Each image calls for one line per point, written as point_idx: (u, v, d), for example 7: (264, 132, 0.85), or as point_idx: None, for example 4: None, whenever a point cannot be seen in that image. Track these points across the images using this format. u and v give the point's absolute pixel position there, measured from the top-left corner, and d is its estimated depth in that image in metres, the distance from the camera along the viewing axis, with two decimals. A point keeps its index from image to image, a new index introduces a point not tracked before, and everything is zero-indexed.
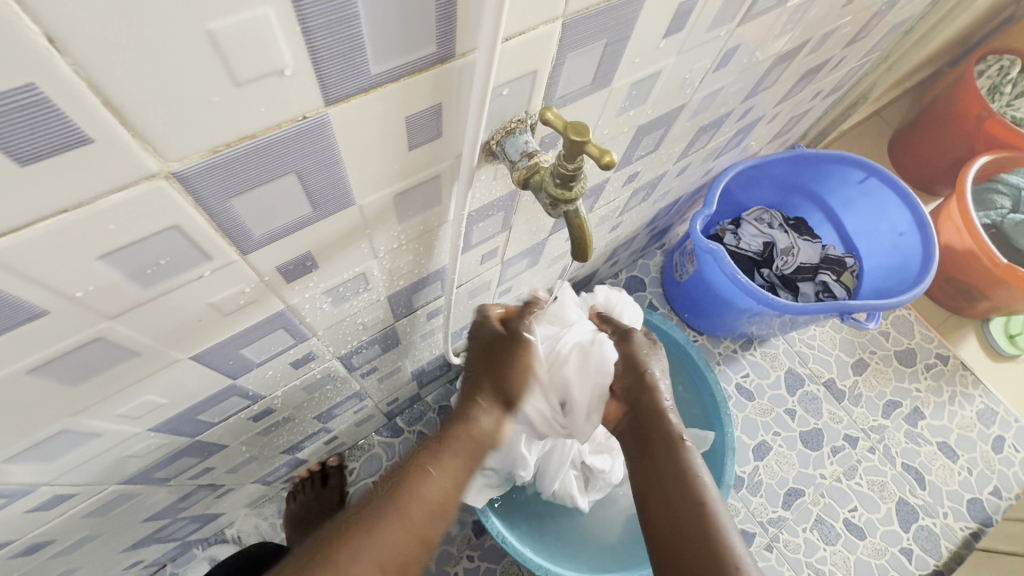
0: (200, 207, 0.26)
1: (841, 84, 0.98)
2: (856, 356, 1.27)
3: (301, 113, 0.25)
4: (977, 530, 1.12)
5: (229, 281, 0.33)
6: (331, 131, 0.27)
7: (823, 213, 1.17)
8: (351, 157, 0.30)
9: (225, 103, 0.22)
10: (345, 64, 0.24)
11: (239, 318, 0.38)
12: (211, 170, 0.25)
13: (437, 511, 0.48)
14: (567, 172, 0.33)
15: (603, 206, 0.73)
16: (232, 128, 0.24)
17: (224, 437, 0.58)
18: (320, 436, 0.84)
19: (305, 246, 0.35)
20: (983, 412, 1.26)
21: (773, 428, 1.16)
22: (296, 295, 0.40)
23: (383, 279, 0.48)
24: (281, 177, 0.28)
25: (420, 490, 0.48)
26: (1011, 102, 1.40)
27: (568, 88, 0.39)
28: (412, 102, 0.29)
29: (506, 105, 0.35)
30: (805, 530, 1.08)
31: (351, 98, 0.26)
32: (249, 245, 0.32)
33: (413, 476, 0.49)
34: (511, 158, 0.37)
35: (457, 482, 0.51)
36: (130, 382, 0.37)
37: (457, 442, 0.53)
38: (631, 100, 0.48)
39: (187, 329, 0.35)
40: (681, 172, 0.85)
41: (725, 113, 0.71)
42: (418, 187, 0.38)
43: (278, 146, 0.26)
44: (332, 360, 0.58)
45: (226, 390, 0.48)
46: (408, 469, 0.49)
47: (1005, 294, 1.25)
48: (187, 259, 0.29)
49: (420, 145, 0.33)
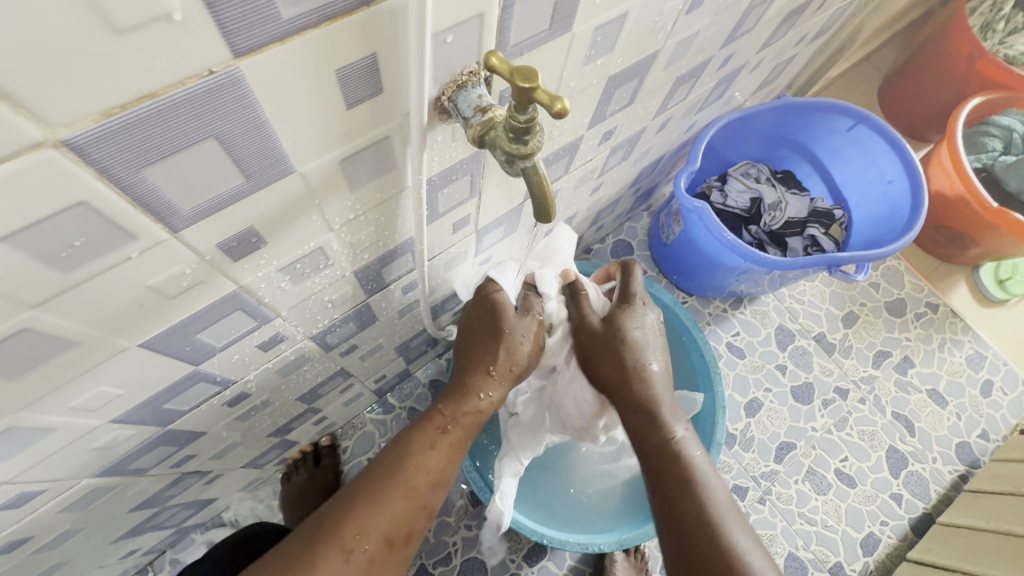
0: (107, 179, 0.24)
1: (827, 26, 0.94)
2: (846, 309, 1.27)
3: (206, 68, 0.22)
4: (965, 472, 1.14)
5: (165, 261, 0.31)
6: (247, 87, 0.25)
7: (811, 165, 1.14)
8: (279, 118, 0.27)
9: (111, 58, 0.20)
10: (249, 6, 0.21)
11: (187, 301, 0.36)
12: (109, 136, 0.22)
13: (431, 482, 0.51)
14: (520, 124, 0.30)
15: (581, 166, 0.70)
16: (125, 87, 0.21)
17: (199, 424, 0.57)
18: (309, 416, 0.83)
19: (247, 220, 0.33)
20: (972, 357, 1.26)
21: (764, 385, 1.17)
22: (248, 274, 0.38)
23: (345, 253, 0.46)
24: (199, 143, 0.26)
25: (417, 467, 0.50)
26: (1004, 40, 1.35)
27: (523, 35, 0.36)
28: (340, 53, 0.27)
29: (452, 56, 0.33)
30: (797, 482, 1.09)
31: (263, 49, 0.23)
32: (179, 222, 0.29)
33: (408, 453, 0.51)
34: (464, 114, 0.34)
35: (449, 457, 0.53)
36: (75, 374, 0.35)
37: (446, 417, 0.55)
38: (597, 47, 0.45)
39: (128, 315, 0.33)
40: (662, 127, 0.82)
41: (704, 60, 0.68)
42: (366, 150, 0.35)
43: (186, 107, 0.23)
44: (304, 340, 0.56)
45: (191, 376, 0.46)
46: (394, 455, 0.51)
47: (995, 239, 1.24)
48: (107, 240, 0.27)
49: (359, 103, 0.30)
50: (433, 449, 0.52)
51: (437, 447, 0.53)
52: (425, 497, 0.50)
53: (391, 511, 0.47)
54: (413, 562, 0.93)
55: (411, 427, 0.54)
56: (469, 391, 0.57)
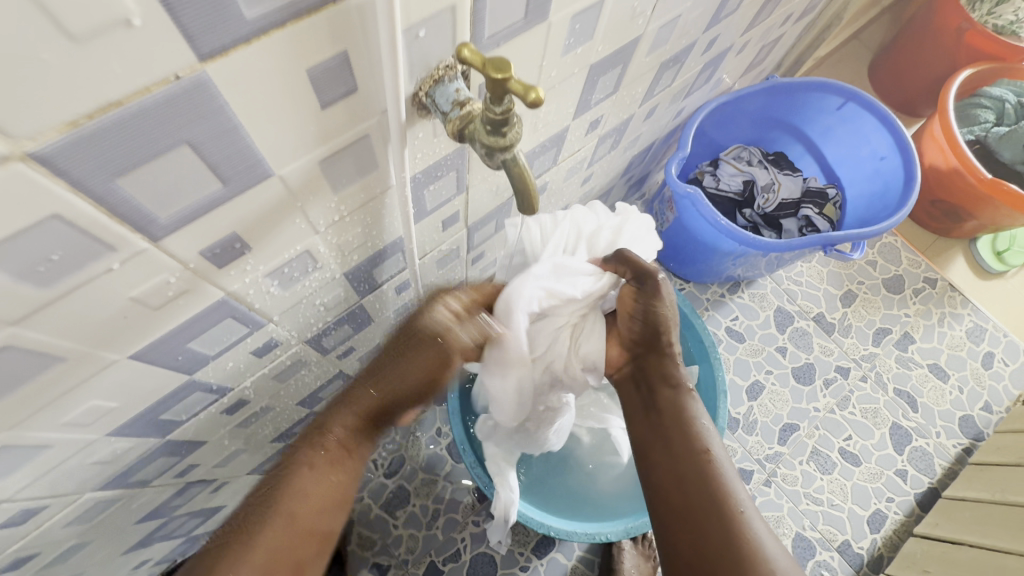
0: (79, 191, 0.24)
1: (812, 4, 0.93)
2: (844, 288, 1.26)
3: (172, 73, 0.22)
4: (969, 445, 1.14)
5: (147, 272, 0.31)
6: (217, 90, 0.24)
7: (803, 145, 1.14)
8: (252, 121, 0.27)
9: (69, 66, 0.19)
10: (210, 9, 0.21)
11: (173, 311, 0.36)
12: (76, 147, 0.22)
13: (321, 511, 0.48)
14: (497, 116, 0.30)
15: (569, 158, 0.69)
16: (88, 95, 0.21)
17: (199, 433, 0.57)
18: (310, 421, 0.83)
19: (228, 227, 0.33)
20: (973, 330, 1.26)
21: (764, 367, 1.17)
22: (235, 281, 0.38)
23: (333, 256, 0.45)
24: (171, 150, 0.25)
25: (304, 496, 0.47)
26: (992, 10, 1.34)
27: (498, 27, 0.36)
28: (310, 52, 0.26)
29: (426, 51, 0.32)
30: (802, 463, 1.10)
31: (229, 51, 0.23)
32: (158, 231, 0.29)
33: (292, 481, 0.47)
34: (442, 109, 0.34)
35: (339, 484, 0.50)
36: (68, 389, 0.35)
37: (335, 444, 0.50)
38: (576, 35, 0.44)
39: (114, 328, 0.33)
40: (650, 114, 0.81)
41: (689, 44, 0.67)
42: (346, 150, 0.35)
43: (156, 113, 0.23)
44: (299, 345, 0.56)
45: (186, 386, 0.46)
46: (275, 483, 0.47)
47: (992, 211, 1.23)
48: (86, 252, 0.27)
49: (334, 102, 0.30)
50: (322, 474, 0.49)
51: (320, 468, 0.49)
52: (310, 524, 0.47)
53: (267, 533, 0.44)
54: (422, 560, 0.94)
55: (295, 447, 0.50)
56: (346, 406, 0.52)
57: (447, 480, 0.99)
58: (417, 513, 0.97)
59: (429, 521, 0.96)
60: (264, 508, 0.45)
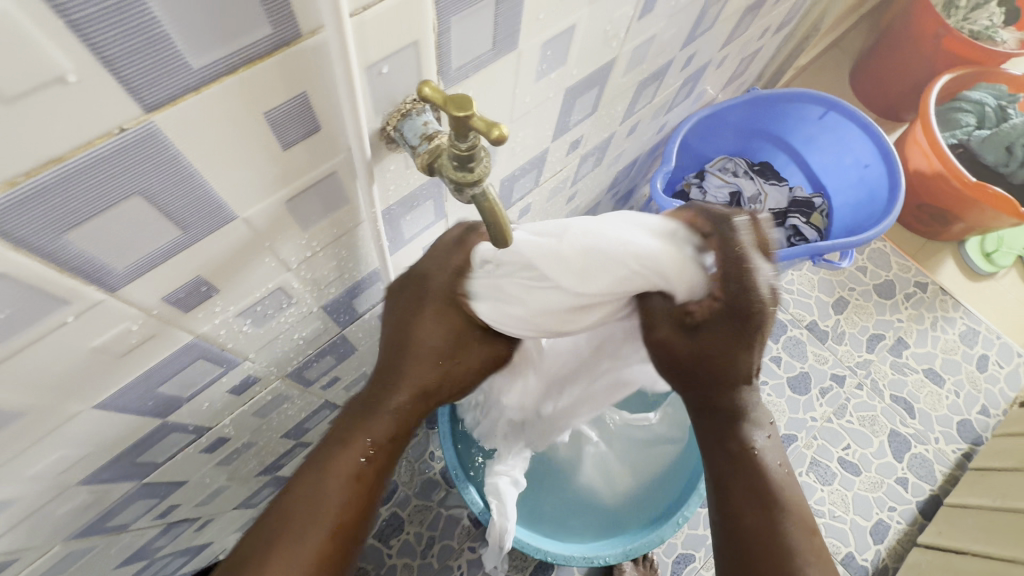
0: (24, 250, 0.23)
1: (789, 17, 0.94)
2: (836, 295, 1.26)
3: (117, 125, 0.21)
4: (969, 450, 1.13)
5: (107, 322, 0.30)
6: (168, 140, 0.24)
7: (787, 155, 1.14)
8: (209, 168, 0.27)
9: (1, 126, 0.19)
10: (151, 60, 0.20)
11: (140, 358, 0.35)
12: (19, 205, 0.21)
13: (358, 515, 0.45)
14: (462, 152, 0.29)
15: (551, 178, 0.69)
16: (26, 153, 0.20)
17: (179, 473, 0.55)
18: (298, 451, 0.81)
19: (193, 272, 0.32)
20: (966, 333, 1.26)
21: (760, 378, 1.16)
22: (204, 323, 0.37)
23: (308, 290, 0.44)
24: (125, 201, 0.25)
25: (343, 502, 0.44)
26: (968, 15, 1.36)
27: (465, 58, 0.35)
28: (266, 95, 0.26)
29: (390, 86, 0.32)
30: (801, 474, 1.08)
31: (177, 100, 0.22)
32: (115, 282, 0.28)
33: (329, 484, 0.44)
34: (411, 142, 0.34)
35: (375, 486, 0.47)
36: (30, 444, 0.34)
37: (368, 446, 0.46)
38: (548, 61, 0.44)
39: (75, 380, 0.32)
40: (632, 131, 0.81)
41: (667, 62, 0.67)
42: (313, 188, 0.34)
43: (105, 166, 0.22)
44: (279, 380, 0.55)
45: (161, 429, 0.45)
46: (308, 485, 0.43)
47: (978, 213, 1.24)
48: (37, 308, 0.26)
49: (295, 143, 0.30)
50: (357, 479, 0.45)
51: (362, 477, 0.45)
52: (355, 529, 0.44)
53: (318, 543, 0.42)
54: None
55: (326, 455, 0.45)
56: (387, 412, 0.48)
57: (441, 506, 0.97)
58: (412, 540, 0.95)
59: (423, 549, 0.94)
60: (304, 513, 0.42)
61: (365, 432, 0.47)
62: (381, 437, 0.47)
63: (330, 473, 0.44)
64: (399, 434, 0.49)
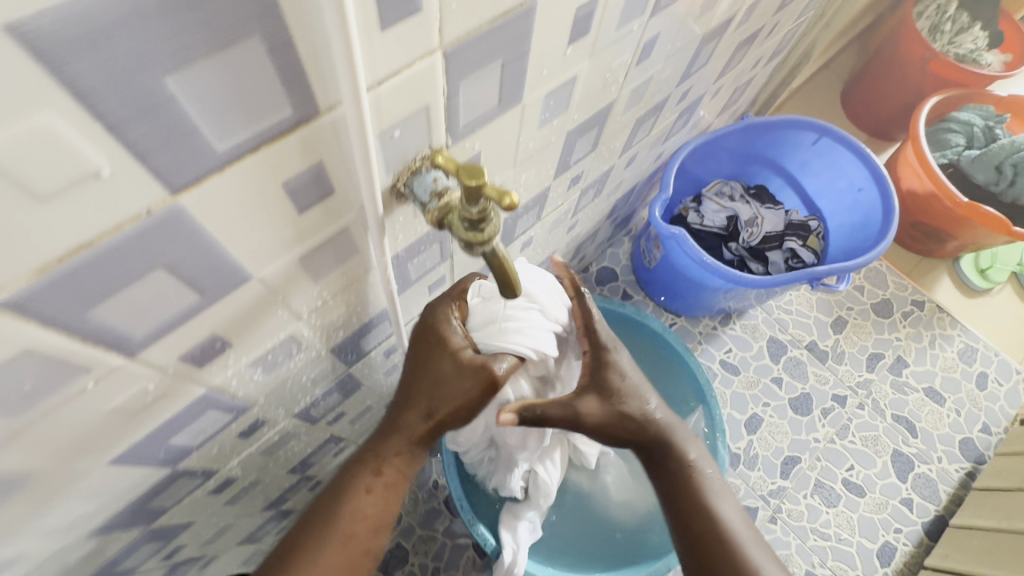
0: (51, 326, 0.23)
1: (780, 48, 0.97)
2: (834, 314, 1.27)
3: (144, 208, 0.22)
4: (972, 469, 1.13)
5: (124, 384, 0.30)
6: (192, 217, 0.24)
7: (782, 178, 1.16)
8: (228, 236, 0.27)
9: (36, 220, 0.19)
10: (179, 149, 0.21)
11: (154, 413, 0.35)
12: (50, 288, 0.22)
13: (372, 524, 0.49)
14: (473, 216, 0.30)
15: (552, 212, 0.70)
16: (58, 242, 0.21)
17: (186, 516, 0.55)
18: (303, 485, 0.81)
19: (208, 330, 0.32)
20: (964, 351, 1.26)
21: (762, 400, 1.16)
22: (216, 375, 0.37)
23: (317, 335, 0.45)
24: (148, 274, 0.25)
25: (358, 514, 0.48)
26: (953, 39, 1.40)
27: (472, 115, 0.36)
28: (285, 168, 0.27)
29: (401, 148, 0.33)
30: (806, 497, 1.08)
31: (201, 181, 0.23)
32: (134, 346, 0.29)
33: (346, 497, 0.49)
34: (421, 199, 0.35)
35: (389, 500, 0.50)
36: (45, 501, 0.34)
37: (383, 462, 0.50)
38: (551, 110, 0.45)
39: (91, 439, 0.32)
40: (630, 162, 0.83)
41: (663, 98, 0.69)
42: (325, 244, 0.35)
43: (132, 245, 0.23)
44: (287, 420, 0.55)
45: (170, 477, 0.45)
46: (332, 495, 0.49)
47: (971, 232, 1.26)
48: (59, 378, 0.26)
49: (310, 207, 0.30)
50: (369, 493, 0.49)
51: (371, 493, 0.49)
52: (367, 541, 0.49)
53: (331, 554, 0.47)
54: None
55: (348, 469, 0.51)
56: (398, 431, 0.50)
57: (446, 535, 0.96)
58: (417, 572, 0.94)
59: None
60: (324, 520, 0.48)
61: (383, 448, 0.50)
62: (394, 454, 0.50)
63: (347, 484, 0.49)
64: (413, 456, 0.51)
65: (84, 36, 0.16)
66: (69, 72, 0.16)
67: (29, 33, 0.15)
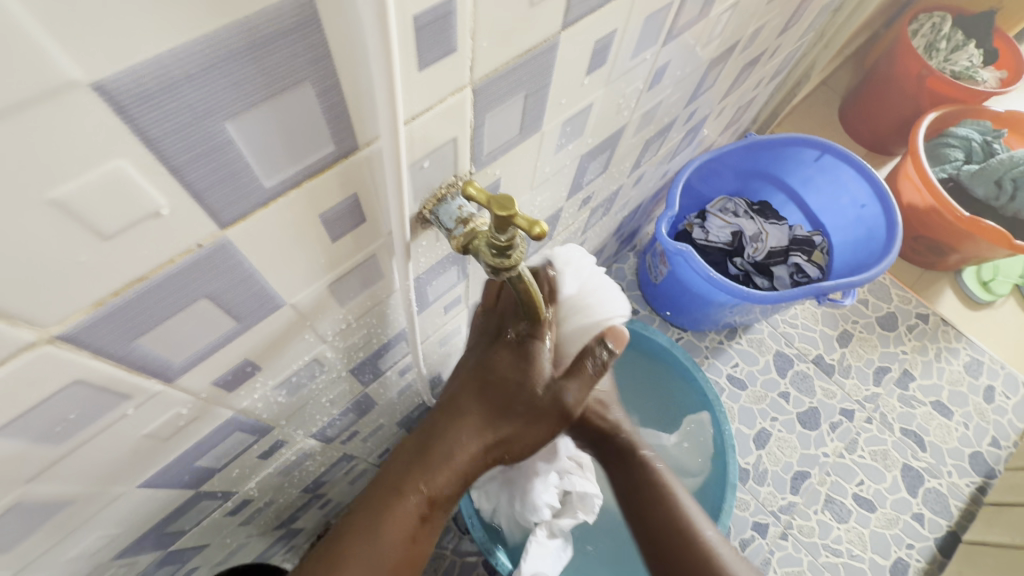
0: (100, 357, 0.24)
1: (781, 68, 0.99)
2: (840, 328, 1.27)
3: (195, 243, 0.23)
4: (982, 483, 1.13)
5: (160, 410, 0.31)
6: (236, 250, 0.25)
7: (785, 195, 1.18)
8: (266, 266, 0.28)
9: (98, 258, 0.20)
10: (231, 187, 0.22)
11: (183, 438, 0.36)
12: (102, 321, 0.23)
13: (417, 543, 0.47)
14: (501, 243, 0.31)
15: (563, 231, 0.71)
16: (113, 278, 0.21)
17: (202, 538, 0.55)
18: (314, 505, 0.81)
19: (240, 355, 0.33)
20: (970, 364, 1.27)
21: (770, 414, 1.16)
22: (244, 399, 0.38)
23: (339, 357, 0.46)
24: (191, 304, 0.26)
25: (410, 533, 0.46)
26: (948, 57, 1.43)
27: (496, 143, 0.37)
28: (323, 200, 0.27)
29: (429, 176, 0.34)
30: (817, 512, 1.07)
31: (247, 216, 0.24)
32: (172, 373, 0.29)
33: (400, 514, 0.45)
34: (446, 226, 0.36)
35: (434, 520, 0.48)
36: (75, 527, 0.34)
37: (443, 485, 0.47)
38: (567, 135, 0.46)
39: (125, 464, 0.33)
40: (638, 181, 0.84)
41: (671, 120, 0.70)
42: (354, 270, 0.36)
43: (180, 277, 0.24)
44: (304, 441, 0.56)
45: (192, 499, 0.45)
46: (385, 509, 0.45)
47: (972, 245, 1.27)
48: (102, 406, 0.27)
49: (342, 236, 0.31)
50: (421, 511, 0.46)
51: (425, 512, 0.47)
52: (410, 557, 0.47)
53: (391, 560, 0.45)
54: None
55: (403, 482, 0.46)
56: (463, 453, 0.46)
57: (454, 554, 0.96)
58: None
59: None
60: (376, 538, 0.44)
61: (445, 469, 0.46)
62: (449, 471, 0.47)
63: (405, 498, 0.46)
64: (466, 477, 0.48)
65: (158, 88, 0.17)
66: (140, 122, 0.17)
67: (111, 89, 0.16)
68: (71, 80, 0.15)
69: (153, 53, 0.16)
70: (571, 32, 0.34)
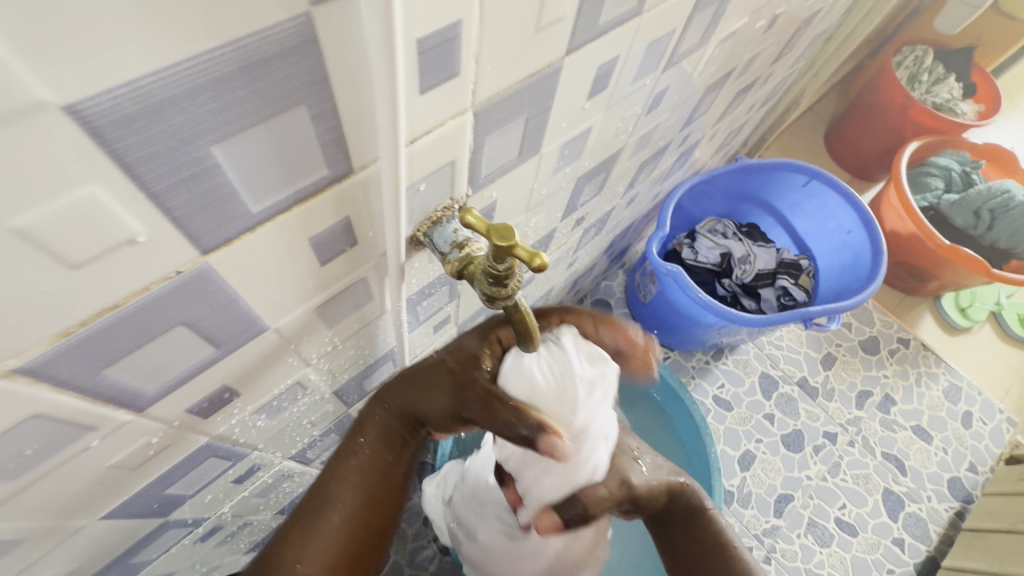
0: (64, 388, 0.22)
1: (773, 94, 1.00)
2: (823, 351, 1.29)
3: (173, 270, 0.21)
4: (961, 508, 1.14)
5: (129, 440, 0.29)
6: (218, 276, 0.24)
7: (773, 218, 1.19)
8: (251, 291, 0.26)
9: (62, 288, 0.18)
10: (215, 213, 0.21)
11: (152, 467, 0.33)
12: (67, 352, 0.21)
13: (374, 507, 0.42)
14: (499, 272, 0.29)
15: (556, 250, 0.71)
16: (81, 307, 0.20)
17: (168, 565, 0.52)
18: (289, 527, 0.76)
19: (218, 381, 0.31)
20: (949, 390, 1.29)
21: (754, 436, 1.16)
22: (220, 424, 0.36)
23: (323, 379, 0.44)
24: (168, 331, 0.24)
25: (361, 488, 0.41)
26: (929, 89, 1.47)
27: (494, 166, 0.36)
28: (316, 223, 0.26)
29: (425, 199, 0.33)
30: (800, 536, 1.07)
31: (232, 241, 0.23)
32: (143, 402, 0.27)
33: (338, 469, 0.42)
34: (441, 249, 0.34)
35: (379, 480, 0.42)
36: (30, 562, 0.32)
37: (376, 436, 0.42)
38: (565, 157, 0.46)
39: (86, 497, 0.31)
40: (630, 202, 0.84)
41: (665, 143, 0.70)
42: (342, 293, 0.34)
43: (157, 305, 0.22)
44: (282, 463, 0.53)
45: (159, 528, 0.43)
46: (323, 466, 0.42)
47: (951, 273, 1.30)
48: (64, 438, 0.25)
49: (332, 259, 0.30)
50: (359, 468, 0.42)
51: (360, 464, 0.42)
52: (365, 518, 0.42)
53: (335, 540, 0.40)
54: None
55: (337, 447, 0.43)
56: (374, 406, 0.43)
57: None
58: None
59: None
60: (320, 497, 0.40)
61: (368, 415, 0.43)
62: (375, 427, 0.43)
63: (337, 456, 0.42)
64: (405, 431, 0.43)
65: (142, 111, 0.16)
66: (117, 146, 0.16)
67: (87, 111, 0.14)
68: (40, 101, 0.13)
69: (139, 72, 0.15)
70: (576, 57, 0.33)
